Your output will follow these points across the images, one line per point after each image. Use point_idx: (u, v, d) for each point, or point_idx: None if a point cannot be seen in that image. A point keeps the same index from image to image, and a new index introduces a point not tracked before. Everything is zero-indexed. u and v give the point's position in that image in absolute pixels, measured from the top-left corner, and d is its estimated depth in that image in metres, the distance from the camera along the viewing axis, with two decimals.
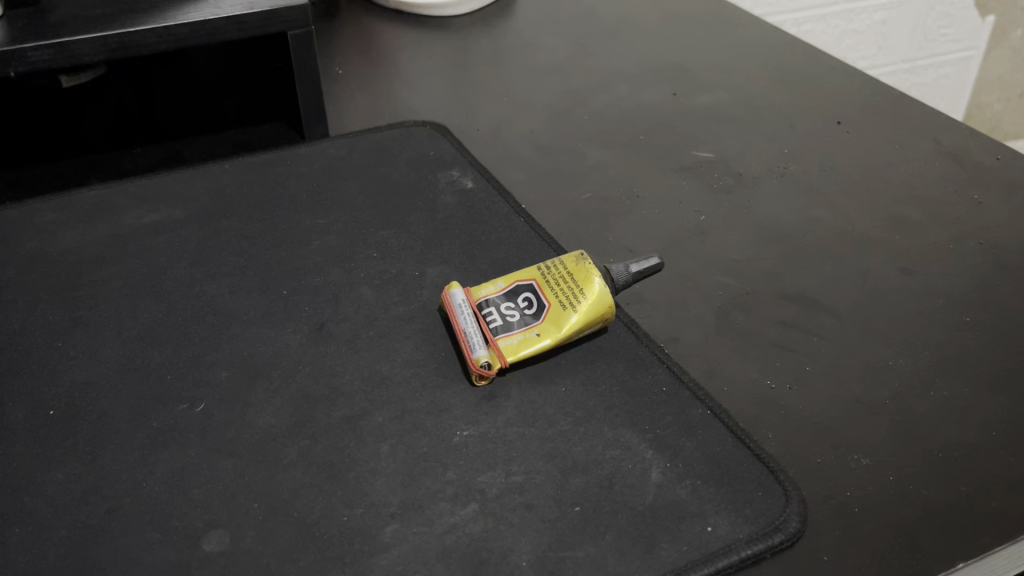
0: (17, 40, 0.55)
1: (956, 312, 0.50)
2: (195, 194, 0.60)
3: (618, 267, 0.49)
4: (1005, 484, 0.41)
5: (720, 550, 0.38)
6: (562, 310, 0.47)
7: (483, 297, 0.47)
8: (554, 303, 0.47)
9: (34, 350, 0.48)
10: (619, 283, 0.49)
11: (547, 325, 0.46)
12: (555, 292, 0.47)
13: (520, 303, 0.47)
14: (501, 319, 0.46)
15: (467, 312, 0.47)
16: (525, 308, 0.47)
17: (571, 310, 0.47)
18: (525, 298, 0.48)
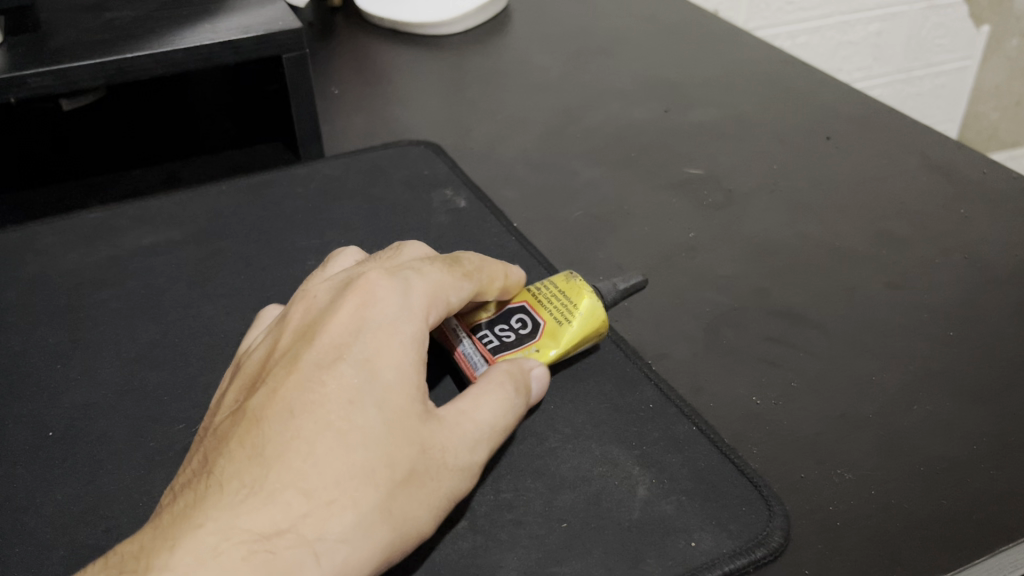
0: (17, 67, 0.56)
1: (940, 327, 0.51)
2: (193, 215, 0.61)
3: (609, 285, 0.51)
4: (986, 498, 0.41)
5: (705, 564, 0.39)
6: (558, 326, 0.47)
7: (475, 323, 0.48)
8: (548, 320, 0.48)
9: (34, 372, 0.49)
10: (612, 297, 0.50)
11: (543, 341, 0.47)
12: (548, 309, 0.48)
13: (514, 323, 0.48)
14: (497, 340, 0.47)
15: (462, 336, 0.47)
16: (520, 328, 0.48)
17: (566, 324, 0.48)
18: (519, 318, 0.48)
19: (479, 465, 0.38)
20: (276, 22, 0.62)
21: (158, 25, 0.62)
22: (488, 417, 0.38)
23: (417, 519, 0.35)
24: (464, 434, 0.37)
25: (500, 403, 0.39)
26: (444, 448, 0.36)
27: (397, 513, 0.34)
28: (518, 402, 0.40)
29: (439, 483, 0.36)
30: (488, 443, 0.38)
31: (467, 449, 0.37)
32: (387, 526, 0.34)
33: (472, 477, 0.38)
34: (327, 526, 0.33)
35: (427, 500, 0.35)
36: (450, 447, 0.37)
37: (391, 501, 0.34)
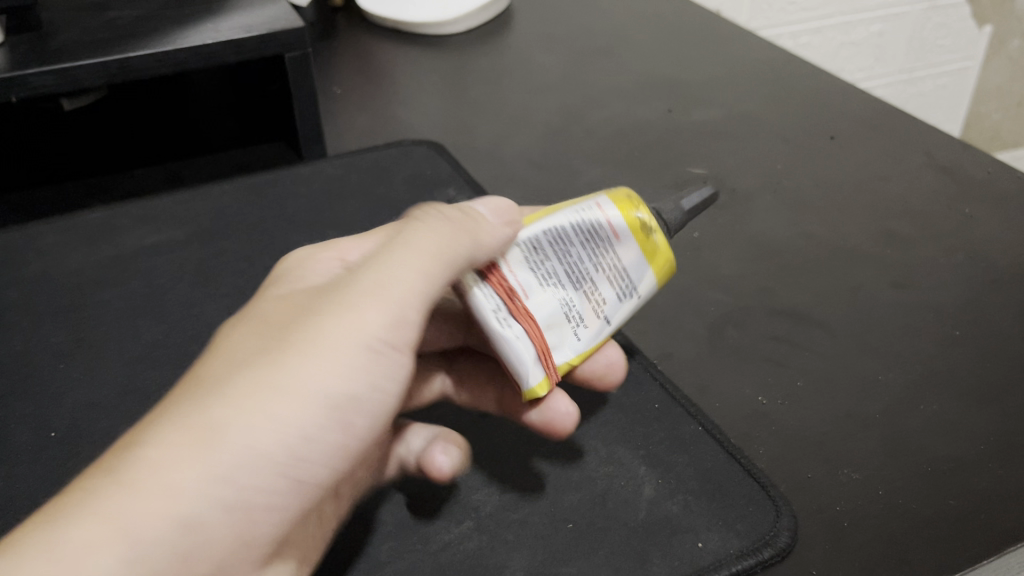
0: (18, 66, 0.56)
1: (945, 327, 0.51)
2: (195, 215, 0.61)
3: (665, 200, 0.44)
4: (994, 497, 0.41)
5: (711, 564, 0.39)
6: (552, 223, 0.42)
7: None
8: None
9: (36, 372, 0.48)
10: (676, 223, 0.43)
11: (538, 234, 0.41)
12: None
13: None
14: None
15: None
16: None
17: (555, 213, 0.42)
18: None
19: (397, 309, 0.35)
20: (278, 21, 0.62)
21: (160, 24, 0.62)
22: (395, 260, 0.36)
23: (318, 376, 0.33)
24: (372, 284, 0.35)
25: (415, 242, 0.37)
26: (341, 297, 0.35)
27: (291, 367, 0.32)
28: (450, 234, 0.37)
29: (342, 333, 0.34)
30: (404, 285, 0.35)
31: (376, 293, 0.35)
32: (275, 383, 0.32)
33: (395, 325, 0.35)
34: (209, 393, 0.31)
35: (324, 351, 0.33)
36: (348, 295, 0.35)
37: (280, 357, 0.32)
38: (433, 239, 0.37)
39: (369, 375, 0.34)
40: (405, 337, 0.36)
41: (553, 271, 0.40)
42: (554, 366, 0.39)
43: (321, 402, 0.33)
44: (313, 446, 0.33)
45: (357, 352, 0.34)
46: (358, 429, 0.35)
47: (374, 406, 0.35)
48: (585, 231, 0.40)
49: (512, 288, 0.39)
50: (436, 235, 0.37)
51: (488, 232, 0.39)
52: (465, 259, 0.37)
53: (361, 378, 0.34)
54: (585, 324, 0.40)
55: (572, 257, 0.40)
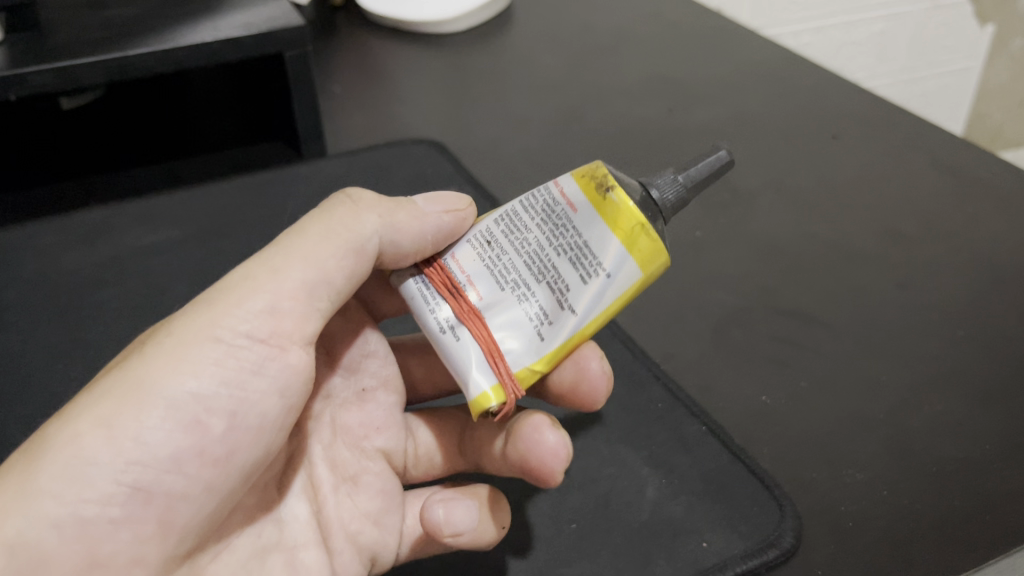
0: (17, 65, 0.56)
1: (949, 327, 0.50)
2: (195, 215, 0.61)
3: (662, 174, 0.38)
4: (1000, 498, 0.41)
5: (715, 565, 0.38)
6: None
7: None
8: None
9: (34, 373, 0.48)
10: (669, 204, 0.37)
11: None
12: None
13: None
14: None
15: None
16: None
17: None
18: None
19: (254, 302, 0.35)
20: (278, 20, 0.62)
21: (159, 23, 0.61)
22: (262, 256, 0.36)
23: (168, 374, 0.32)
24: (210, 290, 0.35)
25: (282, 238, 0.37)
26: (193, 302, 0.35)
27: (141, 366, 0.32)
28: (340, 222, 0.37)
29: (193, 329, 0.34)
30: (253, 279, 0.35)
31: (233, 289, 0.35)
32: (125, 385, 0.32)
33: (251, 317, 0.35)
34: (67, 407, 0.32)
35: (174, 349, 0.33)
36: (201, 297, 0.35)
37: (127, 362, 0.33)
38: (306, 230, 0.37)
39: (223, 370, 0.34)
40: (268, 329, 0.35)
41: (511, 264, 0.35)
42: (512, 368, 0.34)
43: (173, 398, 0.32)
44: (169, 446, 0.32)
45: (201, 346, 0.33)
46: (227, 430, 0.34)
47: (240, 403, 0.34)
48: (539, 211, 0.36)
49: (460, 286, 0.35)
50: (312, 226, 0.37)
51: (393, 217, 0.38)
52: (348, 248, 0.37)
53: (214, 374, 0.34)
54: (550, 319, 0.35)
55: (529, 242, 0.35)
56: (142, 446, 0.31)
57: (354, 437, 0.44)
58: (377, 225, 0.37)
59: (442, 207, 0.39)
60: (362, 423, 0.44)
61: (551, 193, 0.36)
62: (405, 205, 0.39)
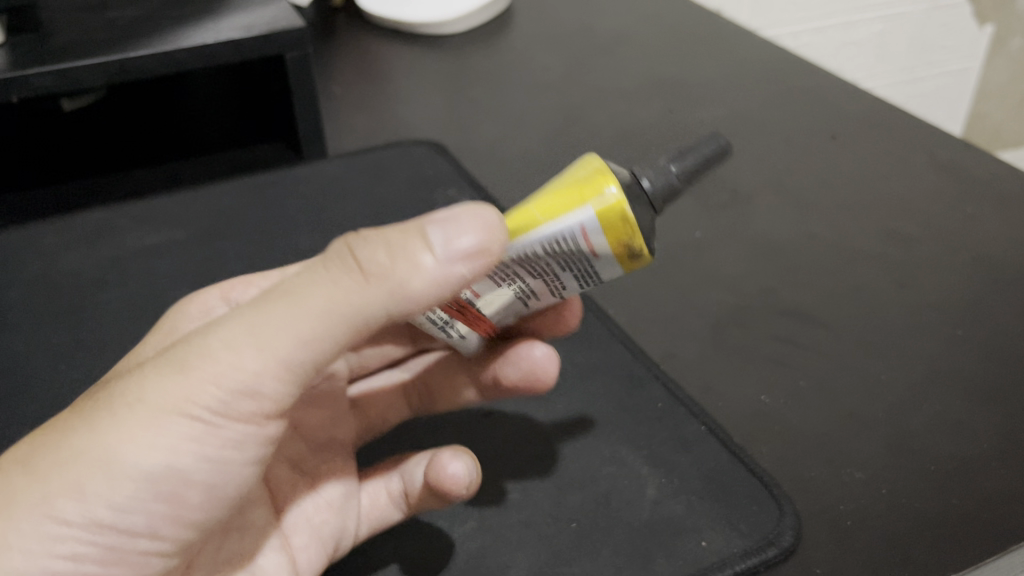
0: (19, 67, 0.56)
1: (948, 326, 0.50)
2: (196, 216, 0.61)
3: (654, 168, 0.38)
4: (998, 496, 0.41)
5: (715, 564, 0.39)
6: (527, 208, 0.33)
7: None
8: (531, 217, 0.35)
9: (37, 373, 0.48)
10: (659, 195, 0.37)
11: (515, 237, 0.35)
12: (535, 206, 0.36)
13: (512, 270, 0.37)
14: None
15: None
16: None
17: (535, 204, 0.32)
18: None
19: (227, 382, 0.31)
20: (279, 22, 0.62)
21: (160, 24, 0.61)
22: (247, 317, 0.32)
23: (136, 451, 0.31)
24: (187, 356, 0.32)
25: (274, 301, 0.32)
26: (163, 365, 0.32)
27: (101, 441, 0.31)
28: (337, 280, 0.31)
29: (159, 403, 0.31)
30: (232, 355, 0.31)
31: (211, 367, 0.31)
32: (91, 457, 0.31)
33: (225, 402, 0.32)
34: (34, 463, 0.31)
35: (136, 427, 0.31)
36: (176, 357, 0.32)
37: (91, 425, 0.31)
38: (299, 298, 0.31)
39: (199, 447, 0.33)
40: (244, 409, 0.32)
41: (511, 272, 0.34)
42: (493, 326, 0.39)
43: (141, 476, 0.32)
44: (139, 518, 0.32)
45: (173, 422, 0.32)
46: (205, 497, 0.34)
47: (217, 474, 0.34)
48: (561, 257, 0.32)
49: (465, 301, 0.36)
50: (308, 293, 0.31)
51: (406, 288, 0.32)
52: (344, 323, 0.32)
53: (190, 452, 0.32)
54: (537, 296, 0.36)
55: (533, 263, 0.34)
56: (110, 512, 0.32)
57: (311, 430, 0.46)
58: (383, 301, 0.32)
59: (462, 259, 0.31)
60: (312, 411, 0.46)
61: (577, 245, 0.31)
62: (413, 240, 0.32)
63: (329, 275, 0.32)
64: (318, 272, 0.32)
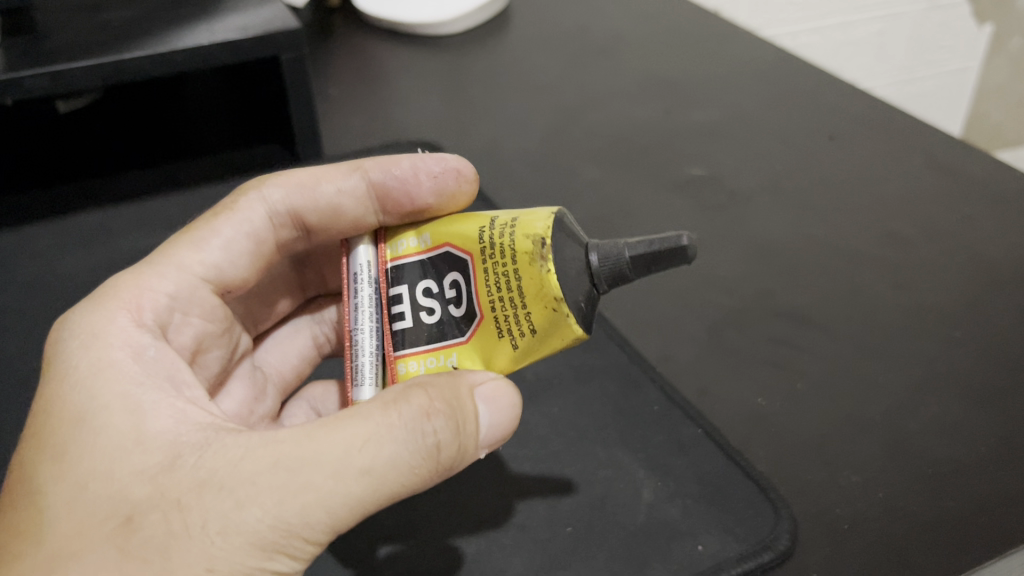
0: (14, 68, 0.56)
1: (946, 328, 0.50)
2: (191, 218, 0.61)
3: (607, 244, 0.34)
4: (996, 499, 0.41)
5: (710, 568, 0.38)
6: (492, 330, 0.35)
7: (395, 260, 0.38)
8: (486, 317, 0.35)
9: (33, 375, 0.48)
10: (604, 275, 0.34)
11: (474, 344, 0.36)
12: (488, 296, 0.35)
13: (447, 287, 0.36)
14: (410, 322, 0.37)
15: (365, 282, 0.38)
16: (451, 304, 0.36)
17: (507, 339, 0.35)
18: (452, 283, 0.36)
19: (291, 550, 0.31)
20: (274, 23, 0.62)
21: (155, 26, 0.61)
22: (318, 491, 0.30)
23: None
24: (247, 529, 0.30)
25: (333, 467, 0.30)
26: (219, 533, 0.30)
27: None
28: (391, 446, 0.31)
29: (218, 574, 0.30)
30: (299, 530, 0.30)
31: (270, 538, 0.30)
32: None
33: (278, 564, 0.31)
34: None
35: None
36: (230, 526, 0.30)
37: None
38: (382, 477, 0.31)
39: None
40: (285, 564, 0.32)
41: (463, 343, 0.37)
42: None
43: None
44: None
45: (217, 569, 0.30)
46: None
47: None
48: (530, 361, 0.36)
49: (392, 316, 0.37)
50: (387, 469, 0.31)
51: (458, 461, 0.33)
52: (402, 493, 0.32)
53: None
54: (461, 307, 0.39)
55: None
56: None
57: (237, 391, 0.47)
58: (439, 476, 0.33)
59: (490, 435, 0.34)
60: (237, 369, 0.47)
61: None
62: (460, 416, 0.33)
63: (403, 449, 0.31)
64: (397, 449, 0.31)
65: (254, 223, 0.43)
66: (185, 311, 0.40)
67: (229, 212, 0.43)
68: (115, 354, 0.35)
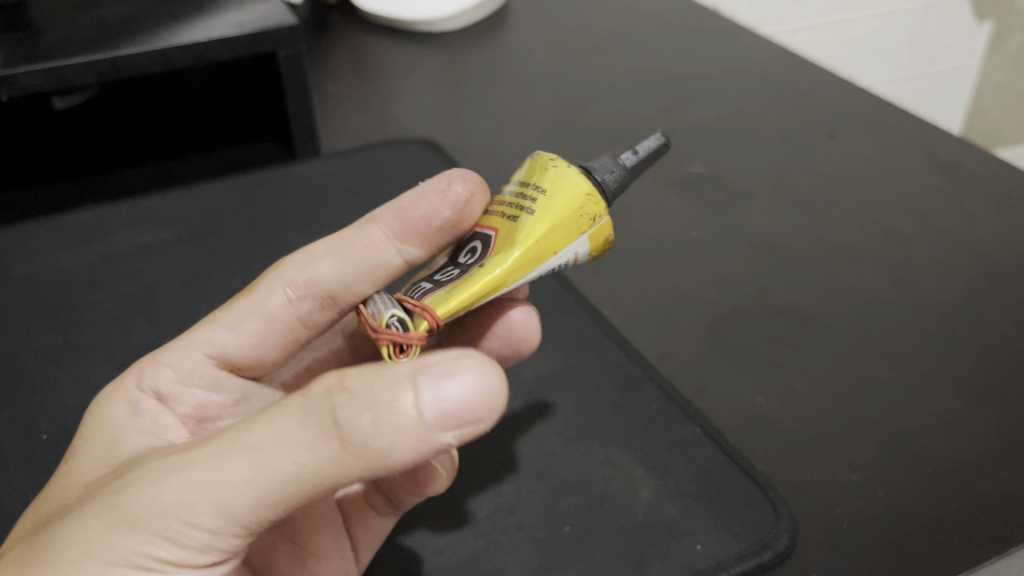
0: (8, 65, 0.55)
1: (945, 326, 0.50)
2: (187, 216, 0.61)
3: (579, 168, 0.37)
4: (995, 497, 0.41)
5: (710, 568, 0.38)
6: (509, 222, 0.35)
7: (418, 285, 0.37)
8: (497, 225, 0.36)
9: (27, 374, 0.48)
10: (613, 185, 0.36)
11: (498, 244, 0.34)
12: (496, 215, 0.36)
13: (463, 255, 0.36)
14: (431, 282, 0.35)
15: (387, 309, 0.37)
16: (466, 258, 0.36)
17: (518, 239, 0.34)
18: (472, 248, 0.36)
19: (192, 532, 0.29)
20: (271, 19, 0.61)
21: (151, 23, 0.61)
22: (205, 475, 0.28)
23: None
24: (134, 505, 0.29)
25: (252, 455, 0.28)
26: (106, 512, 0.29)
27: None
28: (311, 432, 0.28)
29: (106, 557, 0.29)
30: (187, 509, 0.28)
31: (162, 518, 0.29)
32: None
33: (186, 549, 0.30)
34: None
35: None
36: (124, 510, 0.29)
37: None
38: (272, 462, 0.28)
39: None
40: (200, 558, 0.30)
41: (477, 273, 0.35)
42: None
43: None
44: None
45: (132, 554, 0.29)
46: None
47: None
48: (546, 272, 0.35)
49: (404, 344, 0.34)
50: (274, 456, 0.28)
51: (388, 454, 0.28)
52: (305, 486, 0.29)
53: None
54: None
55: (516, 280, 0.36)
56: None
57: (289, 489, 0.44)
58: (362, 467, 0.28)
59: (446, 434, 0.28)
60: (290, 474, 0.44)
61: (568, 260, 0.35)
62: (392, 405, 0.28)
63: (304, 435, 0.28)
64: (293, 431, 0.28)
65: (268, 308, 0.42)
66: (185, 380, 0.41)
67: (248, 296, 0.43)
68: (115, 412, 0.38)
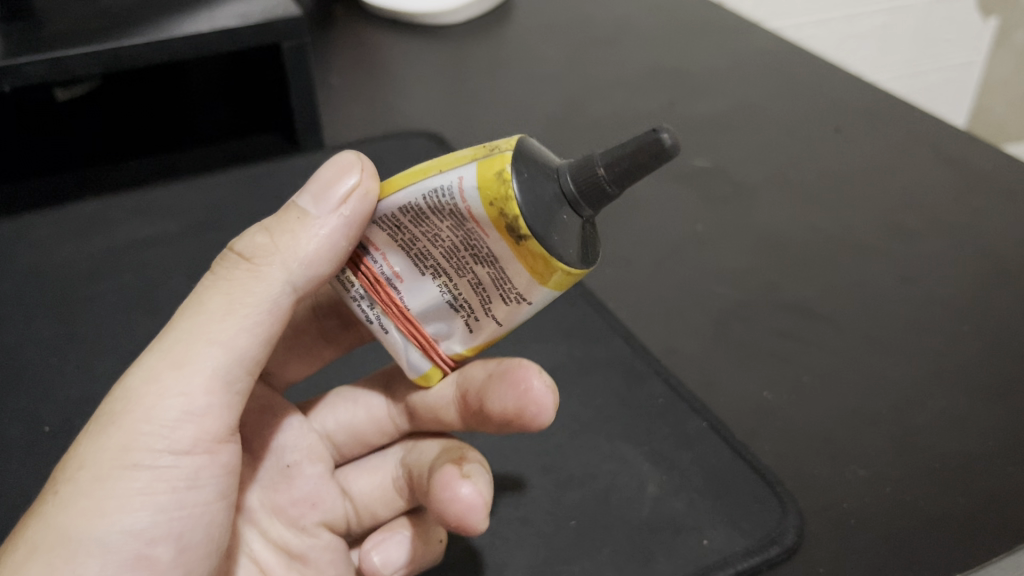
0: (11, 55, 0.55)
1: (954, 322, 0.50)
2: (190, 208, 0.60)
3: (541, 181, 0.29)
4: (1004, 494, 0.40)
5: (717, 562, 0.38)
6: None
7: None
8: None
9: (30, 365, 0.48)
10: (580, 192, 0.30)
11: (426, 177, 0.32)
12: None
13: None
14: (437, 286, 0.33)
15: None
16: None
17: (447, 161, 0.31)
18: None
19: (166, 411, 0.32)
20: (275, 10, 0.61)
21: (155, 13, 0.60)
22: (157, 348, 0.32)
23: (98, 516, 0.30)
24: (111, 404, 0.32)
25: (191, 313, 0.33)
26: (93, 421, 0.32)
27: (62, 513, 0.30)
28: (227, 273, 0.33)
29: (103, 458, 0.31)
30: (149, 377, 0.32)
31: (135, 400, 0.32)
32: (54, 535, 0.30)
33: (167, 431, 0.32)
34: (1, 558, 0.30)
35: (90, 489, 0.31)
36: (104, 412, 0.32)
37: (40, 510, 0.30)
38: (205, 305, 0.33)
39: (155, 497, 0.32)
40: (188, 434, 0.33)
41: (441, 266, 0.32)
42: (446, 354, 0.35)
43: (113, 541, 0.31)
44: None
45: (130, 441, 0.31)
46: (175, 553, 0.33)
47: (184, 519, 0.33)
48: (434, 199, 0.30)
49: (382, 277, 0.33)
50: (207, 300, 0.33)
51: (296, 244, 0.33)
52: (243, 315, 0.33)
53: (147, 504, 0.32)
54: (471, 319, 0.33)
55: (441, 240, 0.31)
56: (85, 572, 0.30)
57: (289, 515, 0.42)
58: (283, 269, 0.33)
59: (339, 204, 0.32)
60: (295, 500, 0.43)
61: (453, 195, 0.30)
62: (287, 217, 0.34)
63: (225, 276, 0.33)
64: (214, 279, 0.34)
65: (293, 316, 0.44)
66: None
67: None
68: None
